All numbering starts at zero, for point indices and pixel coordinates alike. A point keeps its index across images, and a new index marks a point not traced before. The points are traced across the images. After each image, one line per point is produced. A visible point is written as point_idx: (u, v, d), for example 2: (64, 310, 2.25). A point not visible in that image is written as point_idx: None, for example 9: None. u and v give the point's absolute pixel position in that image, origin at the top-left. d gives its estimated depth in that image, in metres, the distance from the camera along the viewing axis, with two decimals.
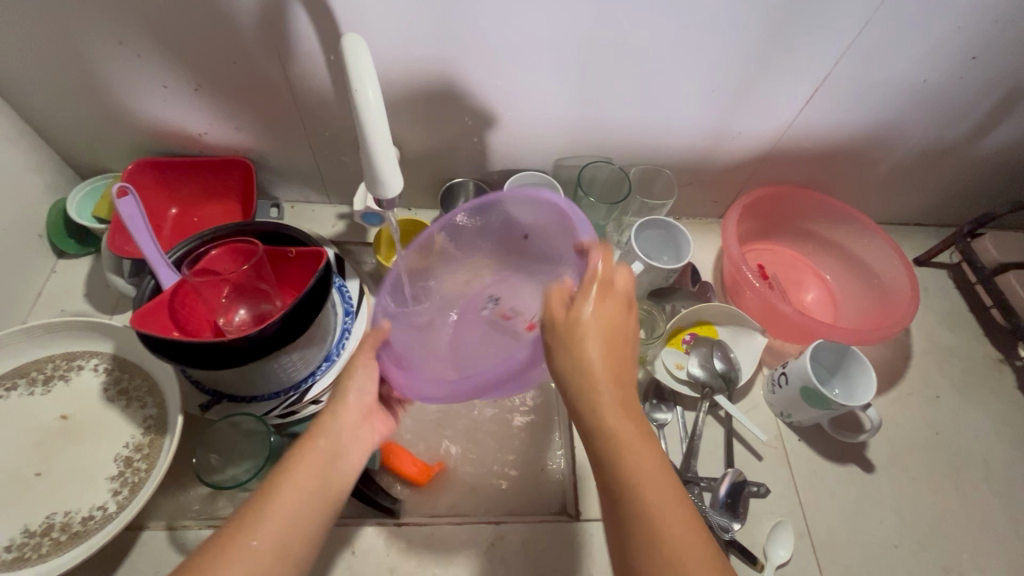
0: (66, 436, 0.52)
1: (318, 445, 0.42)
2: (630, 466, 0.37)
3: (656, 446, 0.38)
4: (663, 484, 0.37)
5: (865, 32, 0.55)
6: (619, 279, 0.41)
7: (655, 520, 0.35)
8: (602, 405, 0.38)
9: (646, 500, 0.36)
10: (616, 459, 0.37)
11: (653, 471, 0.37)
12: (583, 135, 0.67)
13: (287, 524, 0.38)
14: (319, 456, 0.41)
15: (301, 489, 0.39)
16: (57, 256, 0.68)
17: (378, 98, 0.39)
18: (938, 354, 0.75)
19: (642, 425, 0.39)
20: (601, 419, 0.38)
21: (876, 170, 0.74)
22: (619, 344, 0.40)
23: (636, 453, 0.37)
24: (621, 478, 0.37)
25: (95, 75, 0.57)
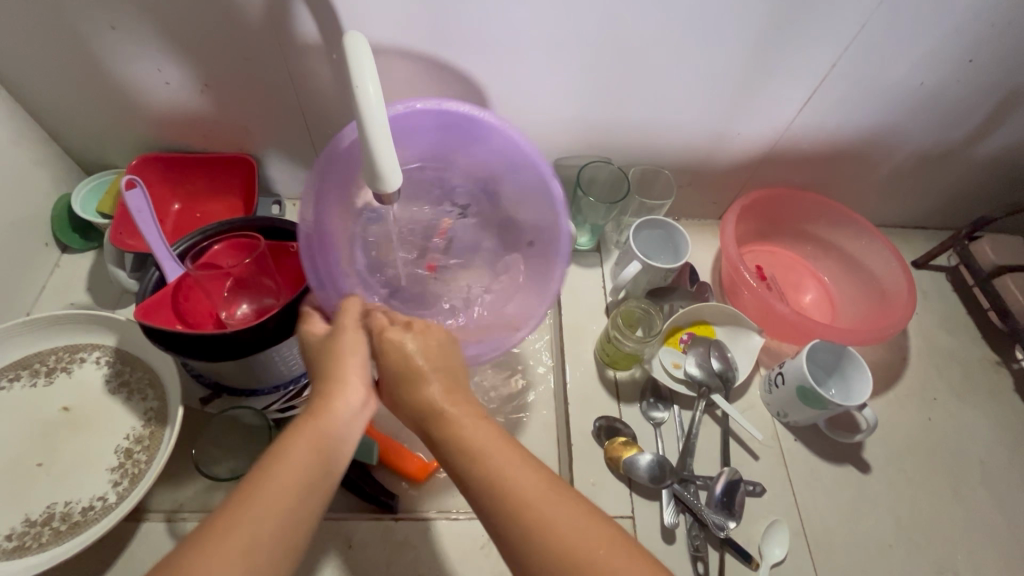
0: (68, 427, 0.53)
1: (312, 429, 0.38)
2: (492, 475, 0.37)
3: (490, 429, 0.40)
4: (530, 489, 0.37)
5: (862, 34, 0.56)
6: (433, 327, 0.45)
7: (524, 512, 0.36)
8: (459, 432, 0.39)
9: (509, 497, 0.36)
10: (482, 474, 0.37)
11: (511, 467, 0.38)
12: (583, 135, 0.68)
13: (280, 514, 0.35)
14: (313, 442, 0.38)
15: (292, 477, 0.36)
16: (60, 251, 0.69)
17: (379, 94, 0.39)
18: (935, 357, 0.75)
19: (488, 427, 0.40)
20: (451, 434, 0.39)
21: (874, 172, 0.75)
22: (447, 371, 0.43)
23: (483, 453, 0.38)
24: (490, 487, 0.37)
25: (103, 71, 0.57)
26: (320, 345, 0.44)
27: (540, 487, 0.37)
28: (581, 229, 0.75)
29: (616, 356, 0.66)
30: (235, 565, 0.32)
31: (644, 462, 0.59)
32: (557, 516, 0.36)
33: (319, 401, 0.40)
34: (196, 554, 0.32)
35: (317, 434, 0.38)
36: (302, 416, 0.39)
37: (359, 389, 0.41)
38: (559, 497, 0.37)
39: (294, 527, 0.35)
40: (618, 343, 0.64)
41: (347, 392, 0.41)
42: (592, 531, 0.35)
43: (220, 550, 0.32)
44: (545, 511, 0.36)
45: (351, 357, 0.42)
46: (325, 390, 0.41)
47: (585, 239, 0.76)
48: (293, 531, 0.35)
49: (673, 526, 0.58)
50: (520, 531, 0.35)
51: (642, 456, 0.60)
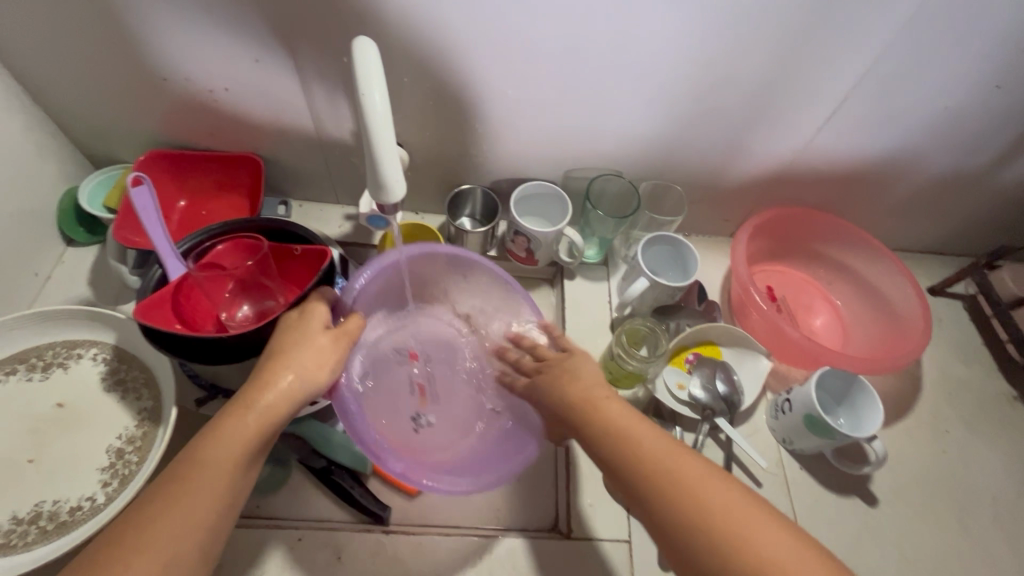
0: (61, 424, 0.52)
1: (254, 418, 0.40)
2: (646, 466, 0.40)
3: (652, 428, 0.42)
4: (655, 441, 0.41)
5: (886, 56, 0.54)
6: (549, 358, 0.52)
7: (679, 492, 0.38)
8: (599, 411, 0.44)
9: (679, 484, 0.38)
10: (620, 441, 0.42)
11: (662, 451, 0.40)
12: (595, 148, 0.67)
13: (214, 493, 0.37)
14: (253, 429, 0.40)
15: (217, 470, 0.38)
16: (65, 244, 0.69)
17: (386, 104, 0.39)
18: (949, 387, 0.73)
19: (611, 395, 0.45)
20: (591, 408, 0.44)
21: (891, 196, 0.73)
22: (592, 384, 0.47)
23: (618, 418, 0.43)
24: (627, 454, 0.41)
25: (112, 66, 0.57)
26: (315, 344, 0.44)
27: (701, 477, 0.38)
28: (589, 241, 0.74)
29: (618, 375, 0.64)
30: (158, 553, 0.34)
31: None
32: (672, 456, 0.40)
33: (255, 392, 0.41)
34: (123, 548, 0.34)
35: (256, 423, 0.40)
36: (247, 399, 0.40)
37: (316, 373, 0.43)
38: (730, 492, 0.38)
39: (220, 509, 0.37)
40: (621, 361, 0.63)
41: (301, 383, 0.42)
42: (715, 479, 0.38)
43: (153, 547, 0.34)
44: (693, 491, 0.38)
45: (314, 363, 0.44)
46: (272, 377, 0.41)
47: (593, 252, 0.75)
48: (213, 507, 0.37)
49: None
50: (674, 509, 0.37)
51: None
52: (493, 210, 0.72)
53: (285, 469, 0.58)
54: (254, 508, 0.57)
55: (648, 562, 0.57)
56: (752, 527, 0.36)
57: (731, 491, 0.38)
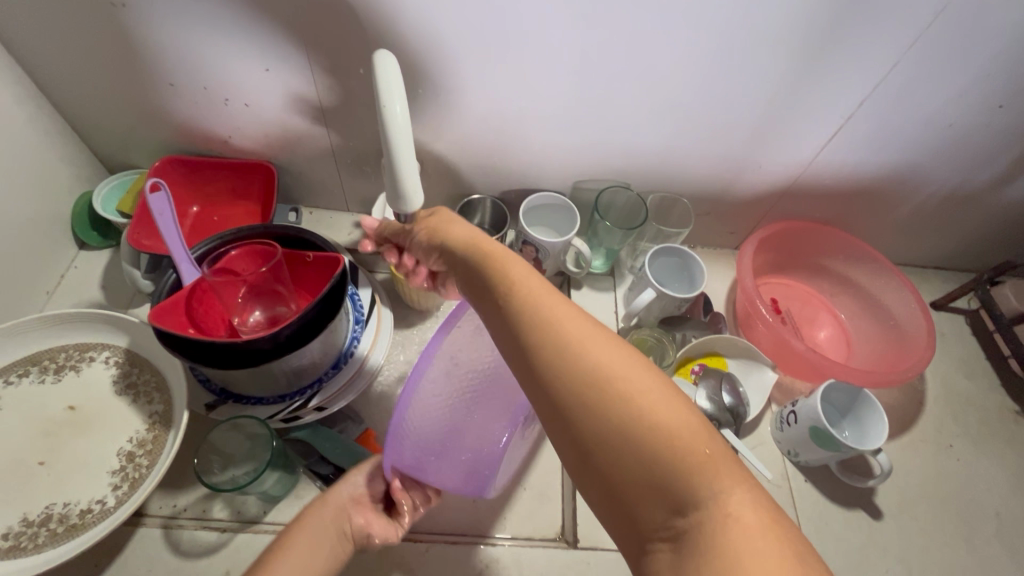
0: (72, 427, 0.53)
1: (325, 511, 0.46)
2: (542, 328, 0.34)
3: (566, 299, 0.36)
4: (593, 342, 0.33)
5: (891, 75, 0.55)
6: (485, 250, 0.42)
7: (568, 359, 0.33)
8: (536, 313, 0.35)
9: (577, 353, 0.33)
10: (551, 347, 0.33)
11: (562, 317, 0.35)
12: (603, 159, 0.68)
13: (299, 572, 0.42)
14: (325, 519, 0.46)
15: (309, 554, 0.43)
16: (78, 247, 0.69)
17: (406, 114, 0.39)
18: (952, 401, 0.73)
19: (534, 273, 0.38)
20: (522, 303, 0.36)
21: (895, 211, 0.74)
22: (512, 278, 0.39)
23: (553, 317, 0.35)
24: (560, 359, 0.33)
25: (131, 73, 0.58)
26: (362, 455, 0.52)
27: (600, 339, 0.34)
28: (596, 252, 0.75)
29: None
30: None
31: None
32: (625, 371, 0.32)
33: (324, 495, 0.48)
34: None
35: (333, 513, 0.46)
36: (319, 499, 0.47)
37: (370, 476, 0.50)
38: (634, 361, 0.32)
39: None
40: None
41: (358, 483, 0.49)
42: (678, 402, 0.31)
43: None
44: (587, 360, 0.32)
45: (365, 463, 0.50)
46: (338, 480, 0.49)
47: (599, 262, 0.75)
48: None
49: None
50: (563, 373, 0.32)
51: None
52: (501, 220, 0.73)
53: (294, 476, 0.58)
54: (259, 515, 0.56)
55: None
56: (722, 468, 0.29)
57: (686, 410, 0.31)
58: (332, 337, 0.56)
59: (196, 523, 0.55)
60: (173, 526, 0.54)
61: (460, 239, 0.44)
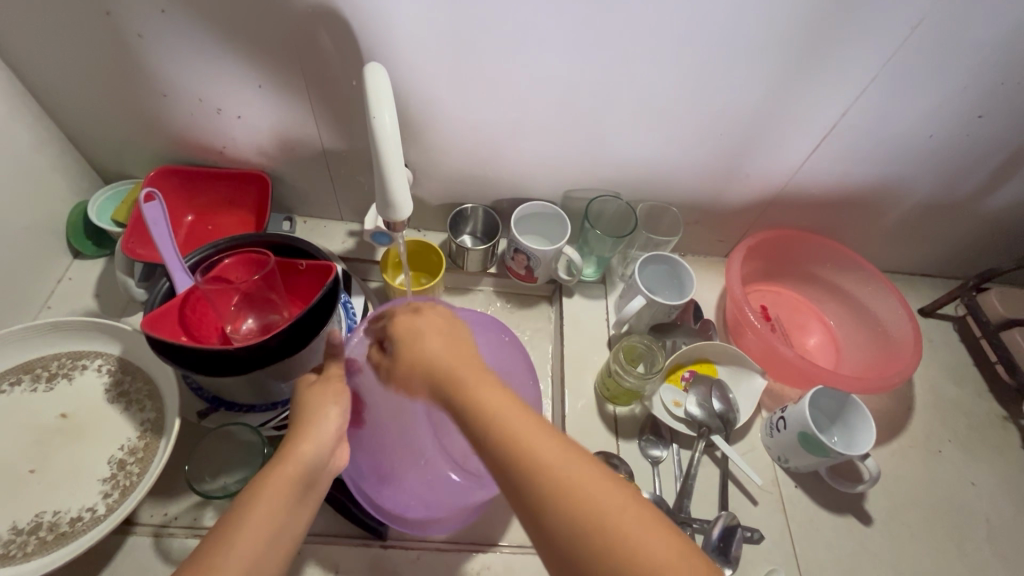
0: (63, 435, 0.53)
1: (286, 469, 0.42)
2: (510, 447, 0.37)
3: (531, 415, 0.39)
4: (586, 479, 0.35)
5: (871, 88, 0.57)
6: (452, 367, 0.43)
7: (539, 480, 0.35)
8: (502, 432, 0.38)
9: (545, 477, 0.36)
10: (541, 485, 0.35)
11: (525, 434, 0.37)
12: (593, 169, 0.69)
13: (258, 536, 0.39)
14: (286, 477, 0.42)
15: (270, 513, 0.40)
16: (72, 256, 0.70)
17: (395, 125, 0.40)
18: (940, 407, 0.74)
19: (495, 389, 0.40)
20: (495, 432, 0.38)
21: (881, 219, 0.75)
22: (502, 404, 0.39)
23: (532, 452, 0.36)
24: (542, 494, 0.35)
25: (127, 84, 0.59)
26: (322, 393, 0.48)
27: (567, 458, 0.36)
28: (587, 260, 0.76)
29: (616, 392, 0.65)
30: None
31: None
32: (599, 498, 0.35)
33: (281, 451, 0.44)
34: None
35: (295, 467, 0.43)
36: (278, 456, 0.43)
37: (331, 428, 0.46)
38: (600, 477, 0.36)
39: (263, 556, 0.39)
40: (618, 378, 0.64)
41: (317, 435, 0.45)
42: (651, 523, 0.34)
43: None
44: (557, 480, 0.35)
45: (332, 404, 0.47)
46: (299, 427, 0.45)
47: (590, 271, 0.76)
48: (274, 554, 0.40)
49: None
50: (539, 497, 0.35)
51: None
52: (493, 229, 0.74)
53: None
54: None
55: None
56: None
57: (659, 534, 0.34)
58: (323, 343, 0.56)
59: (187, 531, 0.55)
60: (164, 535, 0.54)
61: (430, 354, 0.44)
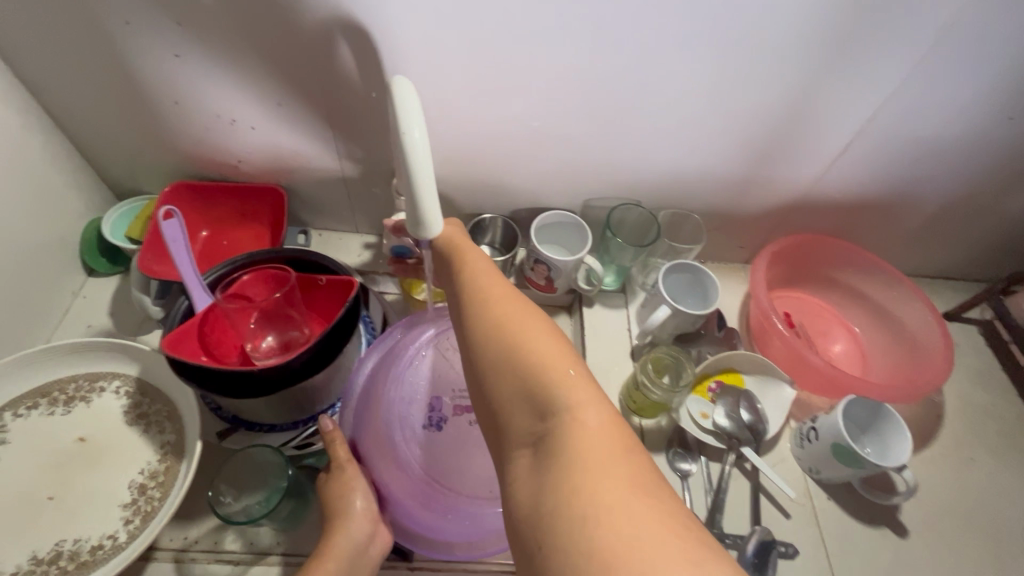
0: (81, 460, 0.51)
1: (328, 567, 0.47)
2: (477, 297, 0.39)
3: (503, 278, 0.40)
4: (536, 339, 0.35)
5: (900, 90, 0.56)
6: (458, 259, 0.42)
7: (491, 325, 0.37)
8: (473, 287, 0.40)
9: (500, 325, 0.36)
10: (490, 332, 0.36)
11: (497, 293, 0.38)
12: (614, 177, 0.68)
13: None
14: (329, 575, 0.47)
15: None
16: (86, 274, 0.69)
17: (425, 139, 0.39)
18: (971, 413, 0.72)
19: (484, 257, 0.42)
20: (467, 286, 0.40)
21: (905, 223, 0.74)
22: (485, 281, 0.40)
23: (494, 306, 0.38)
24: (490, 342, 0.36)
25: (142, 100, 0.58)
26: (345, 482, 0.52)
27: (526, 317, 0.37)
28: (607, 269, 0.75)
29: (642, 404, 0.64)
30: None
31: None
32: (542, 356, 0.34)
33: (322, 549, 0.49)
34: None
35: (336, 564, 0.48)
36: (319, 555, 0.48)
37: (359, 520, 0.50)
38: (552, 342, 0.35)
39: None
40: (645, 390, 0.62)
41: (349, 526, 0.49)
42: (589, 394, 0.33)
43: None
44: (508, 329, 0.36)
45: (353, 495, 0.51)
46: (331, 520, 0.50)
47: (610, 279, 0.75)
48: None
49: None
50: (487, 341, 0.36)
51: None
52: (512, 239, 0.73)
53: (306, 506, 0.56)
54: (273, 545, 0.55)
55: None
56: (614, 475, 0.29)
57: (594, 407, 0.32)
58: (346, 360, 0.55)
59: (209, 556, 0.53)
60: (185, 560, 0.53)
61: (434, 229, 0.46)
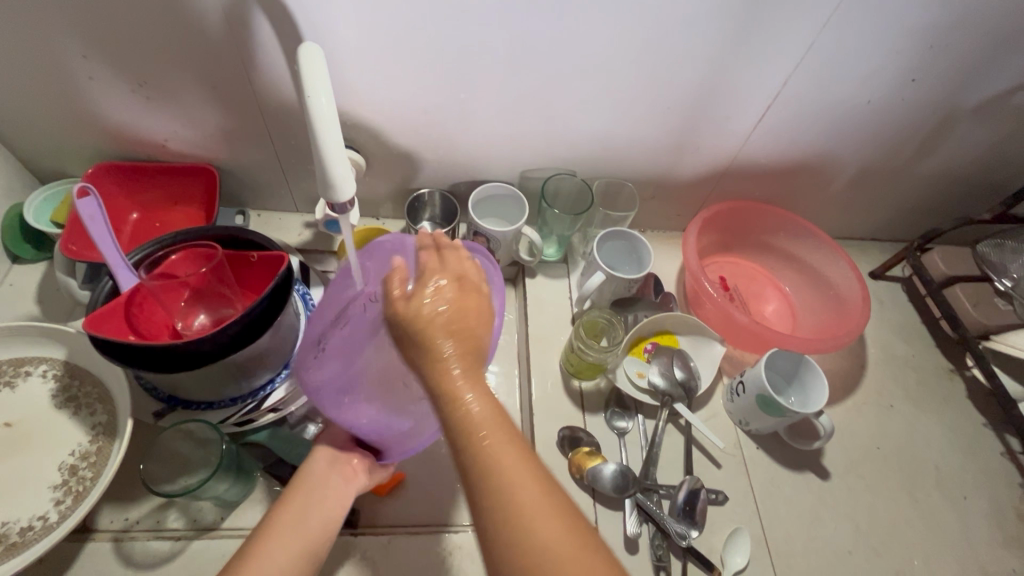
0: (8, 445, 0.51)
1: (300, 491, 0.48)
2: (482, 458, 0.35)
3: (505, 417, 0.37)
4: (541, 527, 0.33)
5: (809, 55, 0.58)
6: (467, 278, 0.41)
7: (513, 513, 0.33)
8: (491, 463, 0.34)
9: (513, 495, 0.34)
10: (502, 502, 0.33)
11: (510, 463, 0.35)
12: (547, 148, 0.69)
13: (287, 540, 0.45)
14: (302, 499, 0.48)
15: (292, 526, 0.46)
16: (11, 262, 0.67)
17: (332, 105, 0.39)
18: (891, 364, 0.77)
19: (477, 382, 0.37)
20: (475, 446, 0.35)
21: (829, 186, 0.77)
22: (466, 331, 0.38)
23: (504, 474, 0.34)
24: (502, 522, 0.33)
25: (52, 80, 0.56)
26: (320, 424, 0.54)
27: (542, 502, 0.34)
28: (548, 240, 0.76)
29: (580, 366, 0.66)
30: None
31: (608, 473, 0.59)
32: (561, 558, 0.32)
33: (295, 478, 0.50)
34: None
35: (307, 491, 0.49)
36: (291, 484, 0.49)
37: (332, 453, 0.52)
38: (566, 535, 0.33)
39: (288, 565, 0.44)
40: (581, 353, 0.65)
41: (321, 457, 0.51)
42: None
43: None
44: (520, 504, 0.33)
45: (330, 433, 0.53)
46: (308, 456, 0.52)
47: (552, 250, 0.77)
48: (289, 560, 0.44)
49: (636, 535, 0.58)
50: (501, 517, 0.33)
51: (606, 467, 0.60)
52: (451, 213, 0.73)
53: (251, 479, 0.58)
54: (217, 521, 0.55)
55: (615, 545, 0.59)
56: None
57: None
58: (280, 333, 0.55)
59: (149, 534, 0.54)
60: (125, 539, 0.53)
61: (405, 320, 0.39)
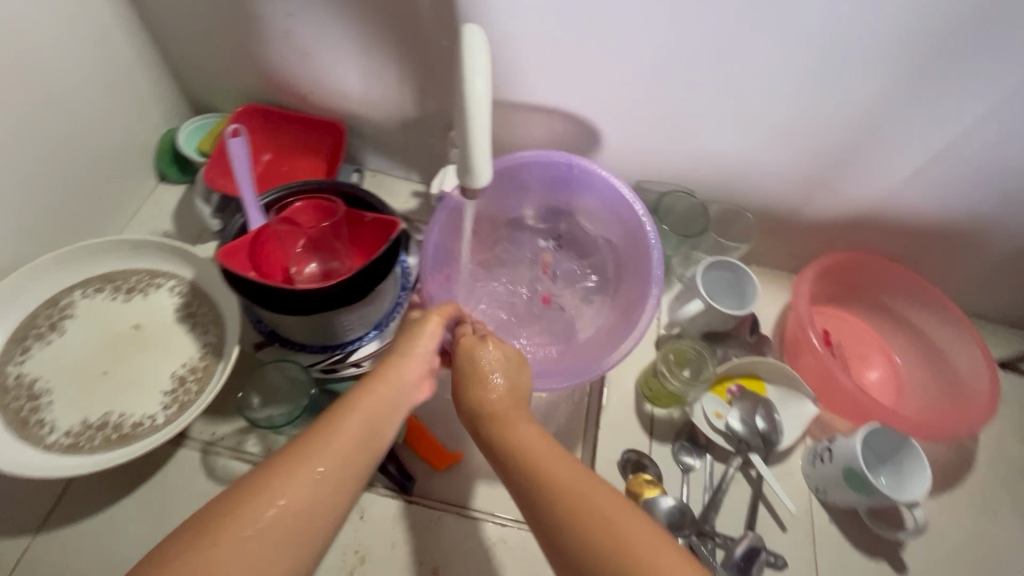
0: (134, 345, 0.57)
1: (377, 388, 0.45)
2: (526, 454, 0.41)
3: (540, 432, 0.43)
4: (572, 484, 0.38)
5: (999, 110, 0.52)
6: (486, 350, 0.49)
7: (543, 485, 0.38)
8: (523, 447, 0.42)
9: (541, 467, 0.40)
10: (532, 473, 0.40)
11: (543, 454, 0.41)
12: (672, 160, 0.66)
13: (355, 430, 0.42)
14: (378, 396, 0.45)
15: (365, 420, 0.43)
16: (157, 180, 0.74)
17: (486, 90, 0.39)
18: (1004, 467, 0.69)
19: (533, 427, 0.44)
20: (515, 449, 0.42)
21: (977, 257, 0.69)
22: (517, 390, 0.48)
23: (536, 463, 0.40)
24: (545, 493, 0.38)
25: (226, 21, 0.61)
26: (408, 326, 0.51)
27: (584, 480, 0.38)
28: None
29: (658, 393, 0.65)
30: (310, 470, 0.38)
31: (665, 507, 0.56)
32: (601, 506, 0.36)
33: (373, 373, 0.47)
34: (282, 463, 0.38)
35: (387, 389, 0.45)
36: (372, 376, 0.46)
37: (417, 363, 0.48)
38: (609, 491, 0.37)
39: (355, 459, 0.41)
40: (663, 380, 0.63)
41: (407, 362, 0.48)
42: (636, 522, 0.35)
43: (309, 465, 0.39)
44: (553, 479, 0.38)
45: (420, 341, 0.50)
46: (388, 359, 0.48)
47: None
48: (335, 494, 0.39)
49: None
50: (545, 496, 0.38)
51: (664, 499, 0.57)
52: None
53: None
54: None
55: None
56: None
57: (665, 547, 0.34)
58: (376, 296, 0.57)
59: (231, 453, 0.58)
60: (210, 452, 0.58)
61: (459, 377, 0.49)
